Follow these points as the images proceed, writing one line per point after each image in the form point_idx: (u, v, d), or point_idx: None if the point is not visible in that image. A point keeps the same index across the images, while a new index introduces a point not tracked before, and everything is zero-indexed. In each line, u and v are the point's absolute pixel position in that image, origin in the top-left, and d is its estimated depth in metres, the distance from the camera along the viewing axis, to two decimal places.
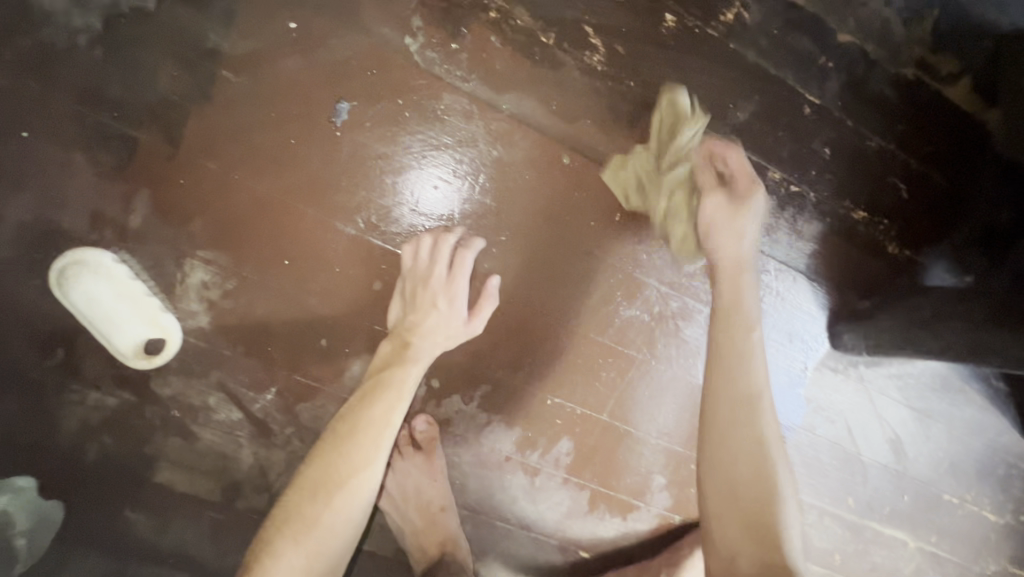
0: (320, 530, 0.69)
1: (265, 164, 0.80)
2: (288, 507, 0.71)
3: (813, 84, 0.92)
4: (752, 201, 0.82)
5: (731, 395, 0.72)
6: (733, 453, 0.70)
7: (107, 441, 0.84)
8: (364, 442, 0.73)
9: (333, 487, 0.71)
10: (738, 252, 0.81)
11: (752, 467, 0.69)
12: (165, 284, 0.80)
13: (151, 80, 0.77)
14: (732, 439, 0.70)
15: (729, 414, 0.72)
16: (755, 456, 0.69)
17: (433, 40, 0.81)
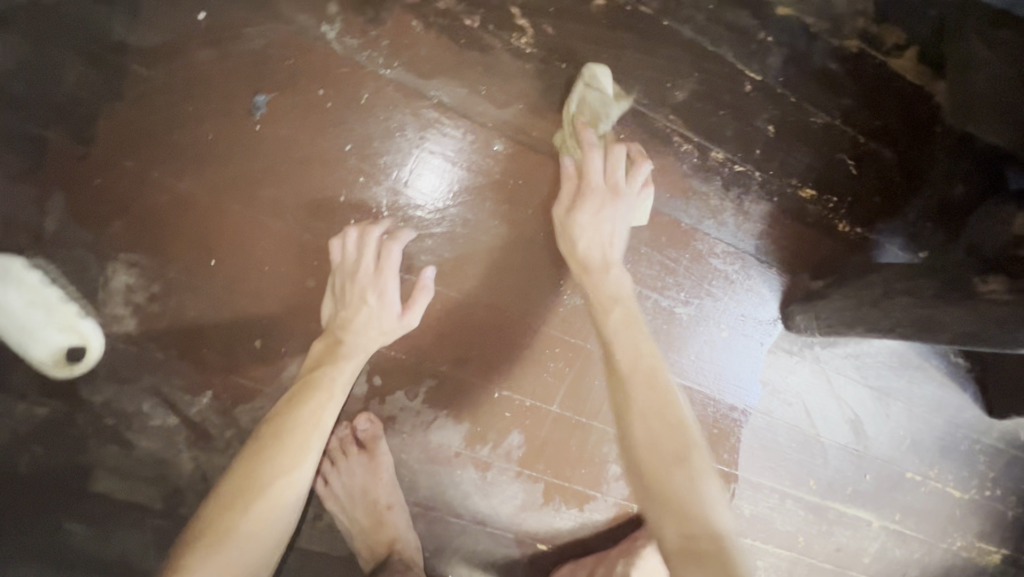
0: (237, 540, 0.66)
1: (183, 162, 0.78)
2: (206, 516, 0.68)
3: (753, 60, 0.89)
4: (606, 201, 0.81)
5: (617, 370, 0.71)
6: (634, 427, 0.66)
7: (40, 452, 0.81)
8: (290, 445, 0.71)
9: (253, 494, 0.68)
10: (601, 242, 0.80)
11: (654, 445, 0.65)
12: (88, 289, 0.78)
13: (57, 77, 0.75)
14: (630, 411, 0.67)
15: (623, 392, 0.69)
16: (656, 425, 0.66)
17: (352, 26, 0.79)
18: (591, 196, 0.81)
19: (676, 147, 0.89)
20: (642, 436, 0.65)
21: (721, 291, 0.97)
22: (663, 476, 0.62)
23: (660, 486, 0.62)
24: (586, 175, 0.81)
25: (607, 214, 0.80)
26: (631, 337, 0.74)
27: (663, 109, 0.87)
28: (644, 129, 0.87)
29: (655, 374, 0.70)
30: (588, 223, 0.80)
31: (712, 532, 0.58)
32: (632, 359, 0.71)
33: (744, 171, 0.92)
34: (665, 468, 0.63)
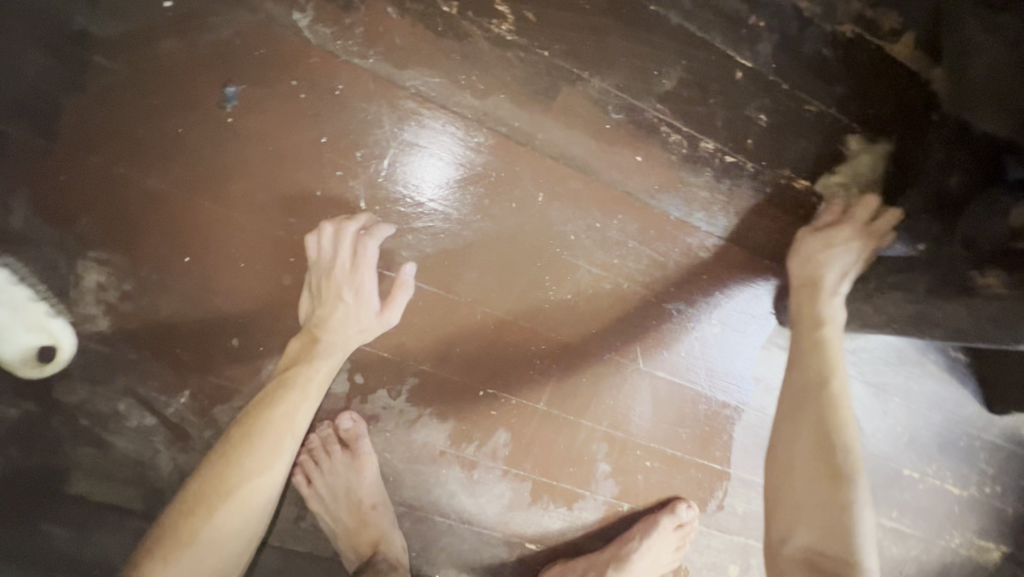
0: (196, 546, 0.65)
1: (152, 156, 0.75)
2: (172, 517, 0.67)
3: (744, 47, 0.86)
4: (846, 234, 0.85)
5: (797, 383, 0.79)
6: (791, 456, 0.76)
7: (14, 453, 0.80)
8: (259, 449, 0.69)
9: (217, 499, 0.67)
10: (830, 259, 0.84)
11: (820, 455, 0.74)
12: (58, 287, 0.76)
13: (16, 67, 0.71)
14: (795, 425, 0.77)
15: (807, 405, 0.78)
16: (818, 438, 0.75)
17: (324, 14, 0.76)
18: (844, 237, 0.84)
19: (664, 137, 0.86)
20: (804, 459, 0.75)
21: (712, 285, 0.94)
22: (806, 493, 0.73)
23: (791, 496, 0.74)
24: (847, 210, 0.87)
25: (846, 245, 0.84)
26: (812, 358, 0.80)
27: (651, 99, 0.84)
28: (632, 121, 0.85)
29: (825, 397, 0.77)
30: (833, 251, 0.84)
31: (846, 559, 0.67)
32: (819, 377, 0.78)
33: (735, 162, 0.89)
34: (820, 490, 0.72)
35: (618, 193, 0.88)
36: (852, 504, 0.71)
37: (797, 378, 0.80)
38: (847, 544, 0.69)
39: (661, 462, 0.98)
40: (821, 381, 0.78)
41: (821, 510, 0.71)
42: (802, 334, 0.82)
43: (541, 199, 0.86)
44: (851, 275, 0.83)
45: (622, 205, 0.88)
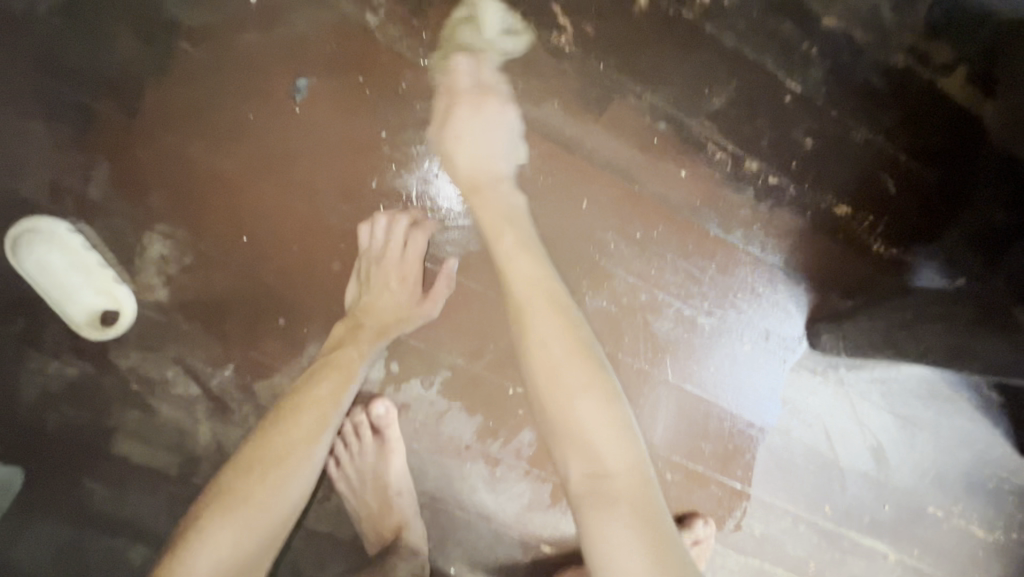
0: (252, 507, 0.65)
1: (221, 139, 0.79)
2: (221, 485, 0.67)
3: (796, 71, 0.87)
4: (470, 108, 0.80)
5: (520, 289, 0.76)
6: (546, 386, 0.73)
7: (66, 410, 0.85)
8: (307, 420, 0.72)
9: (269, 463, 0.68)
10: (485, 154, 0.81)
11: (559, 370, 0.74)
12: (124, 256, 0.81)
13: (108, 50, 0.76)
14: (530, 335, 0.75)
15: (523, 320, 0.77)
16: (553, 349, 0.74)
17: (395, 16, 0.80)
18: (461, 113, 0.81)
19: (710, 155, 0.88)
20: (548, 368, 0.74)
21: (746, 304, 0.96)
22: (564, 415, 0.72)
23: (563, 423, 0.72)
24: (453, 87, 0.81)
25: (499, 127, 0.81)
26: (512, 269, 0.78)
27: (700, 116, 0.86)
28: (678, 135, 0.87)
29: (556, 301, 0.78)
30: (479, 130, 0.80)
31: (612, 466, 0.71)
32: (528, 284, 0.77)
33: (778, 184, 0.90)
34: (570, 399, 0.72)
35: (659, 205, 0.89)
36: (600, 408, 0.72)
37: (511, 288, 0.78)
38: (608, 448, 0.71)
39: (682, 476, 0.98)
40: (542, 284, 0.78)
41: (579, 431, 0.72)
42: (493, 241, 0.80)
43: (584, 207, 0.88)
44: (507, 151, 0.82)
45: (660, 218, 0.90)
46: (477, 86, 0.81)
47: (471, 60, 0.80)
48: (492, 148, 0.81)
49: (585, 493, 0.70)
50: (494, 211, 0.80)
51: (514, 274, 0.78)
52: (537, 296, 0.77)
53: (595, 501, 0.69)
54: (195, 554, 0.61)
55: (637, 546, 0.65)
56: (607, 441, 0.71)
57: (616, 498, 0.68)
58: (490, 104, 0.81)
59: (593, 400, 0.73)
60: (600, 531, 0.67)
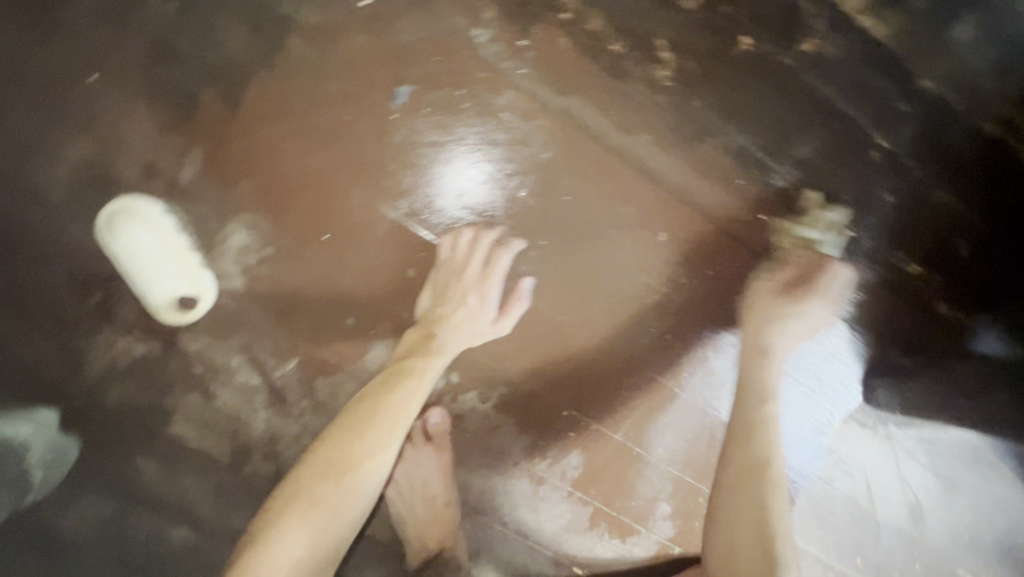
0: (326, 510, 0.66)
1: (315, 138, 0.80)
2: (296, 485, 0.68)
3: (884, 129, 0.87)
4: (815, 302, 0.90)
5: (748, 456, 0.81)
6: (734, 540, 0.78)
7: (128, 386, 0.86)
8: (378, 426, 0.71)
9: (342, 470, 0.68)
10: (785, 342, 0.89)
11: (757, 542, 0.76)
12: (206, 242, 0.81)
13: (219, 40, 0.77)
14: (742, 499, 0.80)
15: (744, 486, 0.80)
16: (755, 523, 0.77)
17: (502, 34, 0.80)
18: (813, 300, 0.90)
19: (791, 202, 0.89)
20: (745, 539, 0.77)
21: (801, 346, 0.97)
22: (735, 551, 0.77)
23: (728, 557, 0.78)
24: (818, 281, 0.91)
25: (809, 325, 0.91)
26: (763, 432, 0.84)
27: (786, 162, 0.87)
28: (763, 180, 0.87)
29: (765, 472, 0.81)
30: (800, 326, 0.90)
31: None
32: (766, 459, 0.81)
33: (853, 237, 0.91)
34: (757, 575, 0.73)
35: (734, 245, 0.90)
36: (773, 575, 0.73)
37: (746, 453, 0.82)
38: None
39: None
40: (769, 459, 0.82)
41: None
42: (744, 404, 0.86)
43: (661, 240, 0.88)
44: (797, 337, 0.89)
45: (733, 259, 0.90)
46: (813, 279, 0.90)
47: (838, 264, 0.92)
48: (797, 334, 0.89)
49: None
50: (756, 392, 0.86)
51: (749, 424, 0.84)
52: (761, 470, 0.81)
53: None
54: (273, 551, 0.63)
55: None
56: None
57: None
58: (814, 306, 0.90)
59: (777, 576, 0.73)
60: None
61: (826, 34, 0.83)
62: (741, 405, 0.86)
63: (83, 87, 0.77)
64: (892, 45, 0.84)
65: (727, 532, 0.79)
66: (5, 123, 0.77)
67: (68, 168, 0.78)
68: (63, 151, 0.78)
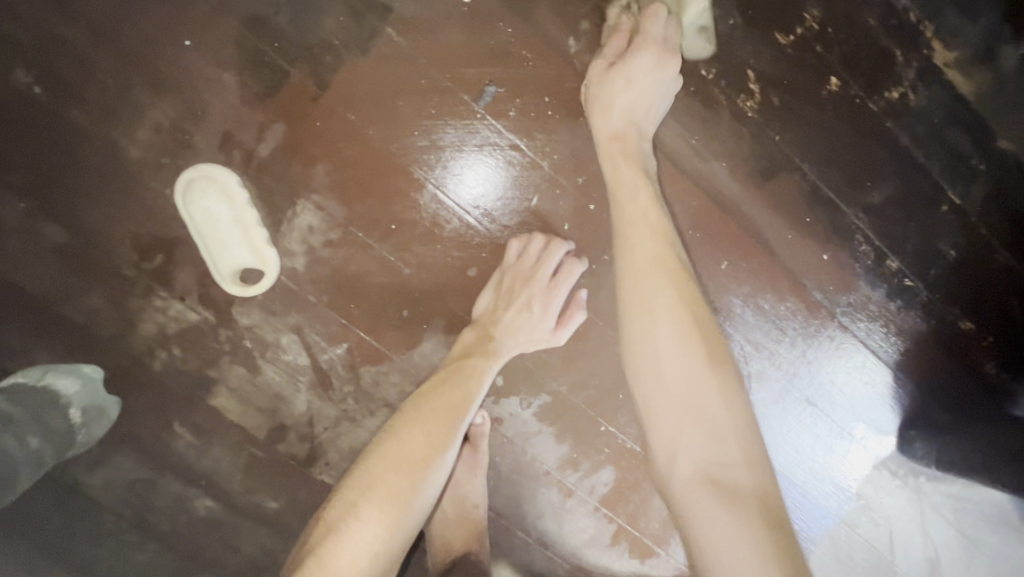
0: (401, 502, 0.68)
1: (398, 128, 0.80)
2: (366, 474, 0.70)
3: (959, 185, 0.87)
4: (639, 53, 0.76)
5: (636, 268, 0.71)
6: (654, 353, 0.68)
7: (176, 353, 0.85)
8: (442, 425, 0.74)
9: (415, 463, 0.71)
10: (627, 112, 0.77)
11: (675, 357, 0.67)
12: (275, 219, 0.81)
13: (316, 20, 0.77)
14: (646, 317, 0.69)
15: (643, 293, 0.70)
16: (666, 333, 0.68)
17: (595, 48, 0.81)
18: (643, 53, 0.76)
19: (855, 246, 0.89)
20: (665, 350, 0.67)
21: (842, 386, 0.95)
22: (653, 375, 0.67)
23: (656, 382, 0.67)
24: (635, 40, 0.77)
25: (655, 90, 0.77)
26: (648, 232, 0.73)
27: (856, 206, 0.87)
28: (831, 220, 0.88)
29: (665, 271, 0.71)
30: (637, 85, 0.76)
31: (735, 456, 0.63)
32: (652, 256, 0.72)
33: (912, 287, 0.91)
34: (691, 385, 0.65)
35: (792, 279, 0.90)
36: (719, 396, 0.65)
37: (634, 258, 0.72)
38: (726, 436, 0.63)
39: None
40: (660, 262, 0.72)
41: (690, 405, 0.65)
42: (618, 201, 0.75)
43: (723, 268, 0.88)
44: (660, 105, 0.78)
45: (789, 294, 0.90)
46: (639, 31, 0.77)
47: (654, 6, 0.77)
48: (642, 99, 0.76)
49: (701, 476, 0.62)
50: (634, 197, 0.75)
51: (640, 239, 0.73)
52: (655, 275, 0.71)
53: (714, 484, 0.61)
54: (350, 538, 0.65)
55: (756, 525, 0.58)
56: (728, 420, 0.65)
57: (740, 490, 0.60)
58: (671, 62, 0.76)
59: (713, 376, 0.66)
60: (717, 522, 0.59)
61: (912, 83, 0.83)
62: (622, 204, 0.75)
63: (178, 52, 0.77)
64: (976, 103, 0.85)
65: (646, 355, 0.68)
66: (98, 78, 0.78)
67: (151, 128, 0.79)
68: (148, 112, 0.78)
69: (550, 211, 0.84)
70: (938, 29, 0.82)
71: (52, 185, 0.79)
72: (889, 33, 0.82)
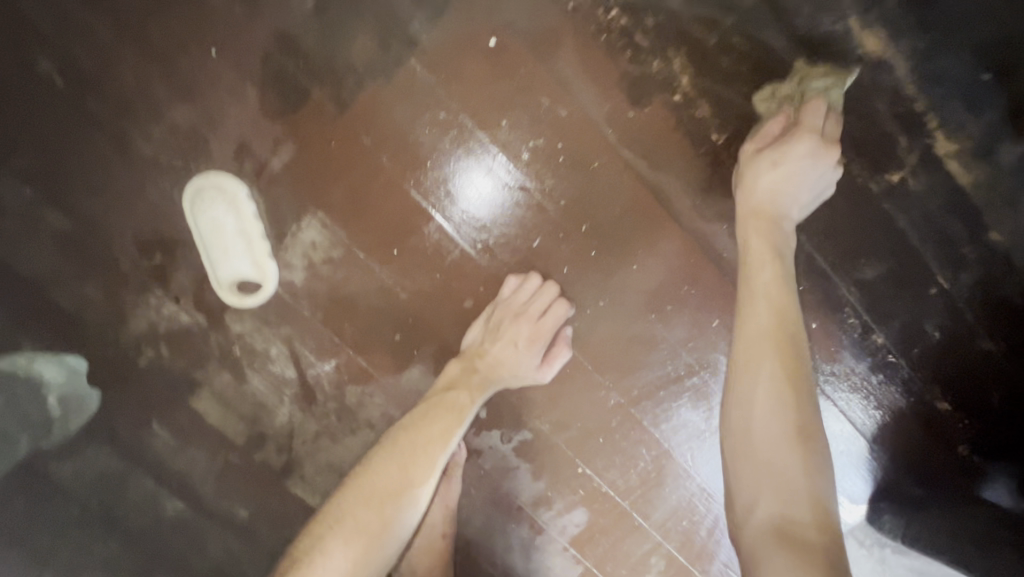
0: (370, 536, 0.73)
1: (410, 157, 0.82)
2: (340, 508, 0.74)
3: (948, 270, 0.89)
4: (799, 140, 0.75)
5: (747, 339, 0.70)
6: (752, 428, 0.66)
7: (162, 351, 0.84)
8: (419, 461, 0.78)
9: (387, 498, 0.75)
10: (773, 200, 0.77)
11: (773, 443, 0.65)
12: (279, 231, 0.82)
13: (344, 44, 0.79)
14: (756, 389, 0.67)
15: (756, 366, 0.68)
16: (779, 418, 0.65)
17: (613, 101, 0.83)
18: (798, 143, 0.75)
19: (843, 317, 0.91)
20: (770, 432, 0.65)
21: None
22: (769, 454, 0.64)
23: (766, 463, 0.64)
24: (797, 115, 0.78)
25: (803, 173, 0.76)
26: (757, 304, 0.71)
27: (846, 279, 0.89)
28: (821, 290, 0.90)
29: (777, 344, 0.69)
30: (788, 164, 0.76)
31: (809, 514, 0.61)
32: (769, 326, 0.70)
33: (894, 363, 0.93)
34: (794, 476, 0.63)
35: None
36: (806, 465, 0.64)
37: (749, 330, 0.70)
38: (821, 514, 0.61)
39: None
40: (769, 335, 0.69)
41: (790, 480, 0.63)
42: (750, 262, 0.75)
43: (714, 325, 0.89)
44: (820, 194, 0.78)
45: None
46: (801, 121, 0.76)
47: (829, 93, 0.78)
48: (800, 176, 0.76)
49: (769, 531, 0.61)
50: (770, 280, 0.72)
51: (761, 279, 0.73)
52: (760, 344, 0.69)
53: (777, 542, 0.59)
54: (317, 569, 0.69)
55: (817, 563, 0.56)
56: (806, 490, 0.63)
57: (805, 543, 0.58)
58: (797, 147, 0.75)
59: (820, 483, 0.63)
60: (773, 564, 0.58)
61: (913, 168, 0.86)
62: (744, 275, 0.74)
63: (203, 58, 0.79)
64: (971, 194, 0.86)
65: (753, 436, 0.66)
66: (121, 75, 0.79)
67: (166, 130, 0.80)
68: (167, 114, 0.79)
69: (549, 252, 0.86)
70: (942, 120, 0.84)
71: (62, 173, 0.80)
72: (895, 119, 0.84)
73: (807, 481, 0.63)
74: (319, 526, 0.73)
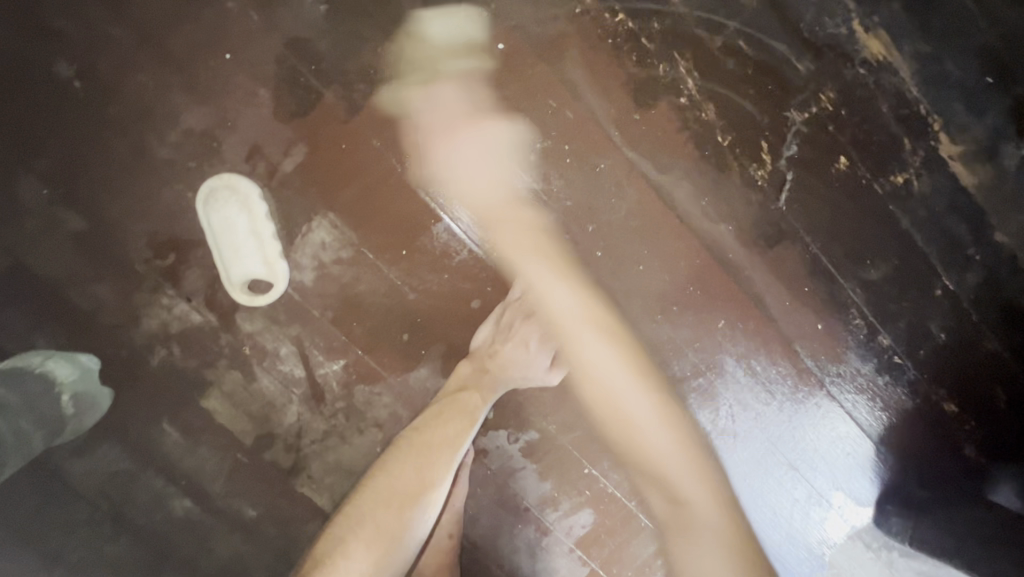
0: (389, 538, 0.73)
1: (420, 159, 0.83)
2: (359, 510, 0.75)
3: (953, 271, 0.89)
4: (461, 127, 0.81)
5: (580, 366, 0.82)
6: (629, 433, 0.79)
7: (174, 350, 0.85)
8: (434, 463, 0.78)
9: (406, 500, 0.76)
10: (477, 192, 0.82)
11: (647, 451, 0.77)
12: (290, 232, 0.83)
13: (356, 49, 0.81)
14: (613, 404, 0.80)
15: (598, 385, 0.82)
16: (642, 430, 0.78)
17: (619, 104, 0.84)
18: (436, 130, 0.81)
19: (849, 318, 0.91)
20: (644, 441, 0.78)
21: (824, 452, 0.95)
22: (644, 453, 0.78)
23: (643, 463, 0.78)
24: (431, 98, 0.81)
25: (479, 153, 0.82)
26: (579, 339, 0.81)
27: (852, 280, 0.90)
28: (827, 291, 0.90)
29: (599, 364, 0.81)
30: (457, 158, 0.81)
31: (697, 507, 0.73)
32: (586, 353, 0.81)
33: (901, 364, 0.92)
34: (677, 472, 0.75)
35: (785, 343, 0.91)
36: (687, 465, 0.75)
37: (580, 357, 0.82)
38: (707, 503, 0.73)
39: None
40: (594, 362, 0.81)
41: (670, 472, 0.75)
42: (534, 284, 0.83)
43: (720, 326, 0.90)
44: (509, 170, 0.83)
45: (782, 357, 0.92)
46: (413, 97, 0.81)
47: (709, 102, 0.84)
48: (478, 163, 0.82)
49: (670, 520, 0.76)
50: (575, 315, 0.82)
51: (559, 306, 0.82)
52: (588, 371, 0.81)
53: (679, 531, 0.74)
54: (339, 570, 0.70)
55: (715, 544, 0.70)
56: (694, 483, 0.75)
57: (698, 527, 0.72)
58: (456, 123, 0.81)
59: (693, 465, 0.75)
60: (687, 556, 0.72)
61: (917, 170, 0.87)
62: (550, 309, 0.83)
63: (217, 62, 0.80)
64: (976, 195, 0.87)
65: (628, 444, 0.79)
66: (137, 78, 0.80)
67: (180, 132, 0.81)
68: (181, 116, 0.81)
69: None
70: (945, 122, 0.85)
71: (77, 175, 0.81)
72: (899, 122, 0.85)
73: (682, 468, 0.75)
74: (338, 526, 0.74)
